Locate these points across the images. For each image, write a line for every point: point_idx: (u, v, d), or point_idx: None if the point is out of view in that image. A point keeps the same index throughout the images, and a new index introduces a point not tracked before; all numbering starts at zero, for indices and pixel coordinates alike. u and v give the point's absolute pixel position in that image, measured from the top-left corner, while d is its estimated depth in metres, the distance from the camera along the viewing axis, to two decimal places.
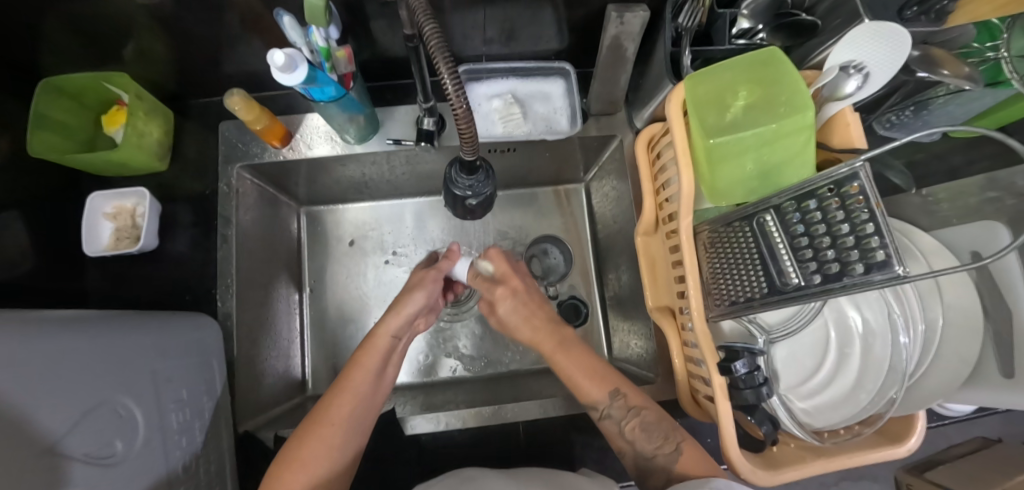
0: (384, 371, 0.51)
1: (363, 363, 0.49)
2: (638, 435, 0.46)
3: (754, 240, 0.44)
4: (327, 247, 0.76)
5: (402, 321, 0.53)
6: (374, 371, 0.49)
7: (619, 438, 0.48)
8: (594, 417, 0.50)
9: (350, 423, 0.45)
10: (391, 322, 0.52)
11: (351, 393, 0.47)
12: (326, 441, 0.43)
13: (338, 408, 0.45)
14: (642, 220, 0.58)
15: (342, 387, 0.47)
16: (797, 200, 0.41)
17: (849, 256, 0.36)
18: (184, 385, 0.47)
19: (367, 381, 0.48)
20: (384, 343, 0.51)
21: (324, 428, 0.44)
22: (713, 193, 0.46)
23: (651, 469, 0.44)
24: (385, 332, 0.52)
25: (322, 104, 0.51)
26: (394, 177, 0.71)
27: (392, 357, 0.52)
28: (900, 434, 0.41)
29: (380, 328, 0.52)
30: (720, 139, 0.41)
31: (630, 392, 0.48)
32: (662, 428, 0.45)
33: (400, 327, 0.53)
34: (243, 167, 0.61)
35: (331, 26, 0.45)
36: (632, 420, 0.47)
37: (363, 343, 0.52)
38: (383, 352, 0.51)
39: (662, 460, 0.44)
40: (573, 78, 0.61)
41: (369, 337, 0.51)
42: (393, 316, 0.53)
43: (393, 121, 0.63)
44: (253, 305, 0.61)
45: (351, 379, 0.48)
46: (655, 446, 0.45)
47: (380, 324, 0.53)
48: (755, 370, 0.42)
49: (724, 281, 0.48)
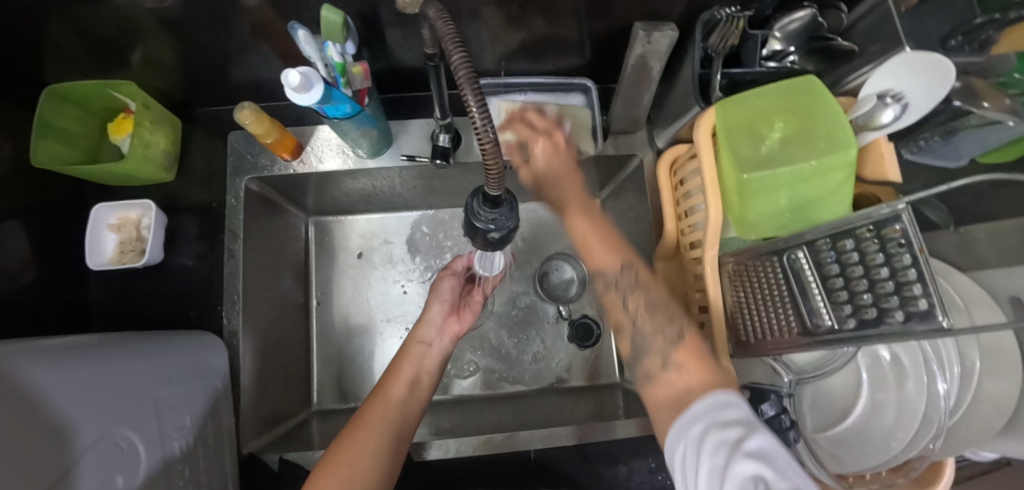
0: (420, 378, 0.53)
1: (399, 370, 0.53)
2: (642, 311, 0.41)
3: (784, 276, 0.42)
4: (334, 258, 0.74)
5: (428, 328, 0.57)
6: (407, 379, 0.52)
7: (619, 310, 0.43)
8: (598, 284, 0.45)
9: (390, 427, 0.47)
10: (420, 329, 0.57)
11: (386, 398, 0.49)
12: (360, 445, 0.45)
13: (375, 412, 0.48)
14: (663, 245, 0.56)
15: (377, 394, 0.50)
16: (832, 238, 0.39)
17: (888, 303, 0.34)
18: (187, 410, 0.46)
19: (404, 388, 0.51)
20: (419, 349, 0.55)
21: (361, 433, 0.46)
22: (742, 226, 0.44)
23: (647, 348, 0.39)
24: (416, 339, 0.56)
25: (336, 121, 0.49)
26: (404, 190, 0.69)
27: (426, 363, 0.55)
28: (929, 479, 0.41)
29: (412, 337, 0.57)
30: (755, 174, 0.39)
31: (639, 273, 0.43)
32: (667, 310, 0.41)
33: (429, 334, 0.57)
34: (251, 179, 0.59)
35: (348, 41, 0.43)
36: (638, 293, 0.42)
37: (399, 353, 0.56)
38: (416, 359, 0.54)
39: (660, 344, 0.39)
40: (593, 95, 0.60)
41: (404, 347, 0.56)
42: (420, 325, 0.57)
43: (406, 135, 0.61)
44: (259, 320, 0.60)
45: (388, 385, 0.51)
46: (657, 325, 0.40)
47: (411, 335, 0.57)
48: (783, 413, 0.41)
49: (750, 316, 0.46)
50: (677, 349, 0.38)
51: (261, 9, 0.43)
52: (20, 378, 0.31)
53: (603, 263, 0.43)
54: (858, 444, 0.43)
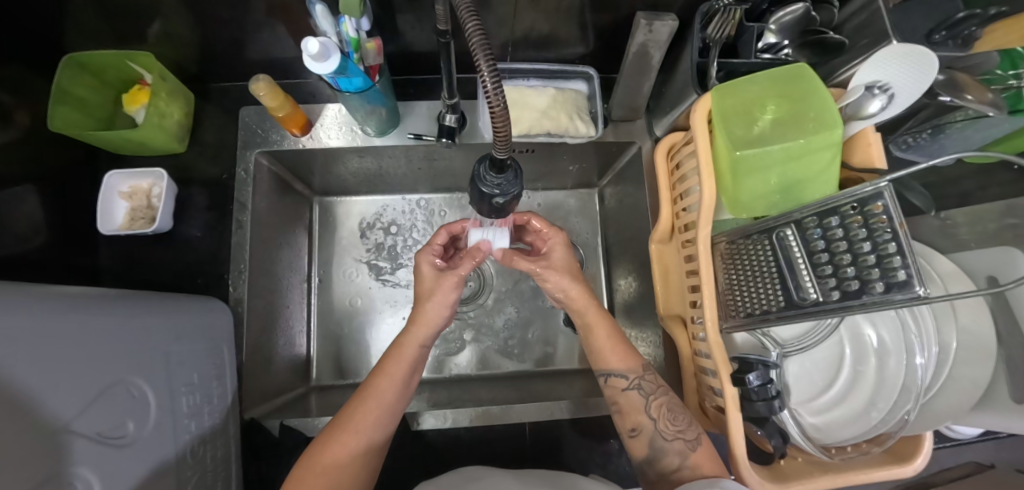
0: (411, 379, 0.51)
1: (390, 371, 0.49)
2: (663, 415, 0.48)
3: (773, 254, 0.44)
4: (337, 237, 0.75)
5: (427, 330, 0.51)
6: (400, 380, 0.49)
7: (640, 413, 0.49)
8: (614, 390, 0.51)
9: (378, 433, 0.46)
10: (416, 331, 0.51)
11: (376, 403, 0.47)
12: (346, 449, 0.44)
13: (363, 415, 0.46)
14: (658, 228, 0.57)
15: (367, 393, 0.47)
16: (819, 216, 0.41)
17: (870, 274, 0.37)
18: (195, 368, 0.47)
19: (394, 390, 0.48)
20: (412, 354, 0.50)
21: (346, 435, 0.44)
22: (734, 206, 0.45)
23: (664, 451, 0.47)
24: (413, 342, 0.51)
25: (347, 95, 0.51)
26: (409, 172, 0.71)
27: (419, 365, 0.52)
28: (907, 454, 0.43)
29: (406, 336, 0.51)
30: (747, 152, 0.40)
31: (650, 376, 0.51)
32: (686, 416, 0.48)
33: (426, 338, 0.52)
34: (261, 152, 0.60)
35: (364, 17, 0.45)
36: (659, 397, 0.49)
37: (389, 349, 0.51)
38: (409, 361, 0.50)
39: (678, 445, 0.46)
40: (595, 83, 0.60)
41: (398, 344, 0.51)
42: (416, 326, 0.51)
43: (412, 116, 0.62)
44: (264, 292, 0.61)
45: (378, 387, 0.47)
46: (676, 429, 0.47)
47: (404, 334, 0.52)
48: (768, 383, 0.43)
49: (740, 294, 0.48)
50: (694, 453, 0.46)
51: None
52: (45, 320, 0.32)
53: (613, 365, 0.51)
54: (840, 416, 0.45)
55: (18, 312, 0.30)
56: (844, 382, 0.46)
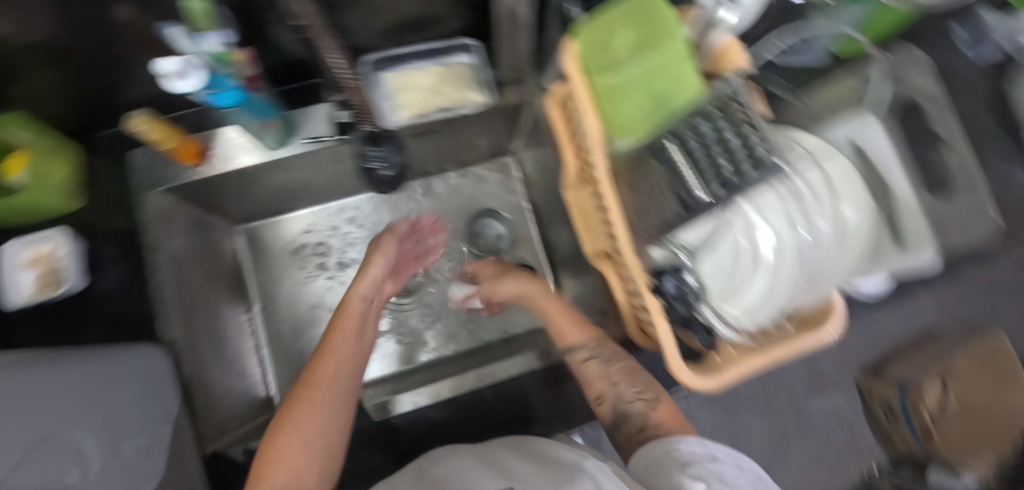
0: (364, 333, 0.53)
1: (342, 326, 0.51)
2: (624, 378, 0.51)
3: (663, 168, 0.47)
4: (271, 261, 0.76)
5: (369, 283, 0.58)
6: (353, 332, 0.51)
7: (602, 380, 0.51)
8: (577, 363, 0.54)
9: (341, 381, 0.46)
10: (360, 286, 0.57)
11: (334, 354, 0.48)
12: (312, 400, 0.42)
13: (322, 367, 0.46)
14: (568, 175, 0.59)
15: (323, 348, 0.48)
16: (690, 125, 0.45)
17: (741, 166, 0.41)
18: (139, 412, 0.46)
19: (349, 340, 0.50)
20: (357, 306, 0.54)
21: (308, 390, 0.43)
22: (619, 132, 0.49)
23: (628, 413, 0.49)
24: (357, 295, 0.56)
25: (228, 110, 0.51)
26: (325, 180, 0.71)
27: (368, 320, 0.55)
28: (818, 323, 0.47)
29: (350, 292, 0.56)
30: (607, 78, 0.44)
31: (606, 345, 0.53)
32: (641, 377, 0.51)
33: (370, 289, 0.58)
34: (165, 191, 0.58)
35: (221, 28, 0.45)
36: (617, 364, 0.52)
37: (337, 308, 0.54)
38: (359, 314, 0.54)
39: (641, 406, 0.49)
40: (477, 54, 0.61)
41: (342, 301, 0.55)
42: (360, 281, 0.57)
43: (310, 120, 0.61)
44: (202, 328, 0.60)
45: (333, 338, 0.49)
46: (637, 390, 0.50)
47: (350, 289, 0.57)
48: (683, 287, 0.48)
49: (646, 213, 0.50)
50: (656, 411, 0.48)
51: (132, 17, 0.45)
52: None
53: (579, 339, 0.54)
54: (757, 300, 0.47)
55: None
56: None
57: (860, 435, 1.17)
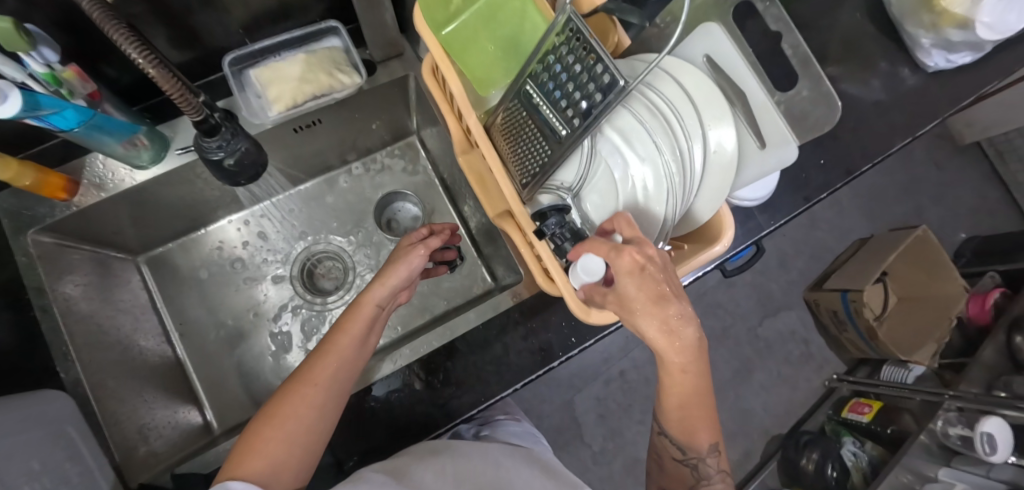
0: (368, 338, 0.50)
1: (349, 329, 0.48)
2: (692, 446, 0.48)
3: (527, 111, 0.47)
4: (181, 286, 0.71)
5: (385, 294, 0.49)
6: (359, 336, 0.48)
7: (678, 465, 0.49)
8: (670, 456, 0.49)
9: (336, 384, 0.46)
10: (376, 293, 0.49)
11: (339, 355, 0.46)
12: (304, 400, 0.44)
13: (321, 366, 0.45)
14: (455, 139, 0.58)
15: (326, 347, 0.47)
16: (540, 60, 0.43)
17: (589, 90, 0.40)
18: (35, 455, 0.43)
19: (353, 346, 0.48)
20: (369, 312, 0.49)
21: (302, 387, 0.44)
22: (483, 86, 0.48)
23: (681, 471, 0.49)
24: (371, 301, 0.49)
25: (72, 133, 0.48)
26: (220, 192, 0.68)
27: (376, 324, 0.51)
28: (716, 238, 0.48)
29: (364, 295, 0.49)
30: (448, 30, 0.43)
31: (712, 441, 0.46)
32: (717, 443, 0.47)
33: (386, 298, 0.50)
34: (39, 231, 0.55)
35: (44, 47, 0.43)
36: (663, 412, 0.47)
37: (347, 307, 0.49)
38: (369, 324, 0.49)
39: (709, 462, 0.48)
40: (344, 34, 0.59)
41: (355, 301, 0.49)
42: (378, 287, 0.48)
43: (181, 133, 0.59)
44: (107, 366, 0.57)
45: (335, 343, 0.47)
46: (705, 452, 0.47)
47: (364, 291, 0.49)
48: (565, 226, 0.46)
49: (524, 161, 0.50)
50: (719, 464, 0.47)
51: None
52: None
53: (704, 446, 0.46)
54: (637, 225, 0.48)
55: None
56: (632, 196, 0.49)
57: (813, 345, 1.25)
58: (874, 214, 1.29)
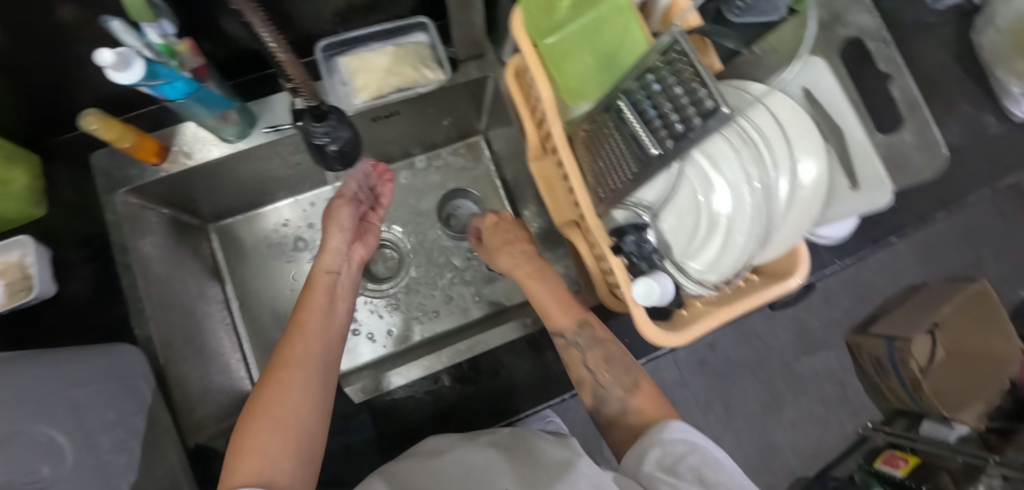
0: (333, 307, 0.52)
1: (310, 303, 0.50)
2: None
3: (616, 127, 0.47)
4: (246, 257, 0.75)
5: (332, 256, 0.55)
6: (324, 307, 0.50)
7: None
8: None
9: (309, 361, 0.44)
10: (323, 260, 0.55)
11: (302, 333, 0.46)
12: (282, 382, 0.41)
13: (291, 350, 0.44)
14: (530, 146, 0.59)
15: (291, 333, 0.47)
16: (637, 79, 0.43)
17: (688, 113, 0.40)
18: (111, 407, 0.47)
19: (317, 319, 0.49)
20: (325, 281, 0.53)
21: (277, 372, 0.42)
22: (574, 97, 0.49)
23: None
24: (321, 270, 0.54)
25: (179, 103, 0.50)
26: (291, 171, 0.70)
27: (337, 293, 0.53)
28: (788, 272, 0.46)
29: (316, 268, 0.54)
30: (553, 40, 0.43)
31: None
32: None
33: (334, 263, 0.55)
34: (127, 191, 0.58)
35: (162, 20, 0.45)
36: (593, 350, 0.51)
37: (305, 287, 0.53)
38: (325, 288, 0.52)
39: None
40: (433, 30, 0.61)
41: (308, 284, 0.53)
42: (322, 254, 0.55)
43: (271, 111, 0.61)
44: (178, 327, 0.59)
45: (303, 319, 0.48)
46: None
47: (314, 266, 0.54)
48: (645, 243, 0.46)
49: (603, 175, 0.50)
50: None
51: (79, 15, 0.44)
52: None
53: None
54: (714, 252, 0.47)
55: None
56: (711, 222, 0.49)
57: (850, 389, 1.20)
58: (932, 262, 1.22)
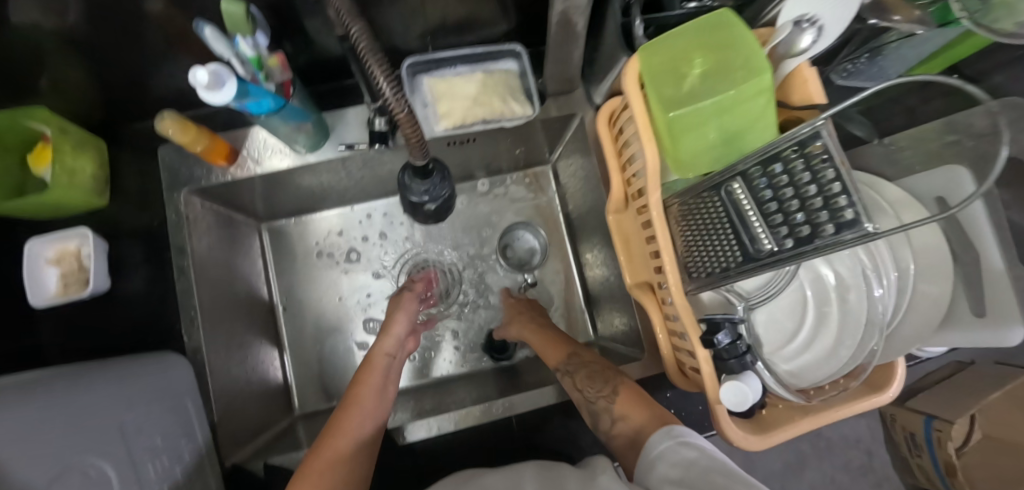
0: (387, 387, 0.53)
1: (367, 380, 0.51)
2: None
3: (724, 208, 0.43)
4: (295, 262, 0.73)
5: (393, 340, 0.57)
6: (378, 386, 0.52)
7: None
8: None
9: (363, 439, 0.46)
10: (384, 343, 0.57)
11: (360, 406, 0.48)
12: (334, 455, 0.43)
13: (349, 420, 0.46)
14: (613, 197, 0.55)
15: (349, 401, 0.49)
16: (762, 165, 0.39)
17: (819, 217, 0.35)
18: (157, 431, 0.45)
19: (374, 396, 0.50)
20: (382, 360, 0.55)
21: (333, 443, 0.43)
22: (681, 168, 0.45)
23: None
24: (381, 351, 0.56)
25: (261, 117, 0.47)
26: (353, 183, 0.68)
27: (391, 375, 0.55)
28: (881, 384, 0.41)
29: (375, 348, 0.56)
30: (680, 112, 0.39)
31: None
32: None
33: (393, 347, 0.57)
34: (190, 191, 0.56)
35: (258, 31, 0.42)
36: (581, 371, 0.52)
37: (361, 365, 0.55)
38: (382, 369, 0.54)
39: None
40: (525, 60, 0.57)
41: (368, 356, 0.55)
42: (384, 337, 0.57)
43: (345, 125, 0.59)
44: (225, 336, 0.58)
45: (359, 394, 0.50)
46: None
47: (374, 346, 0.56)
48: (737, 340, 0.42)
49: (698, 253, 0.47)
50: None
51: (163, 11, 0.40)
52: None
53: None
54: (813, 357, 0.45)
55: None
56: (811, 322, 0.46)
57: None
58: None
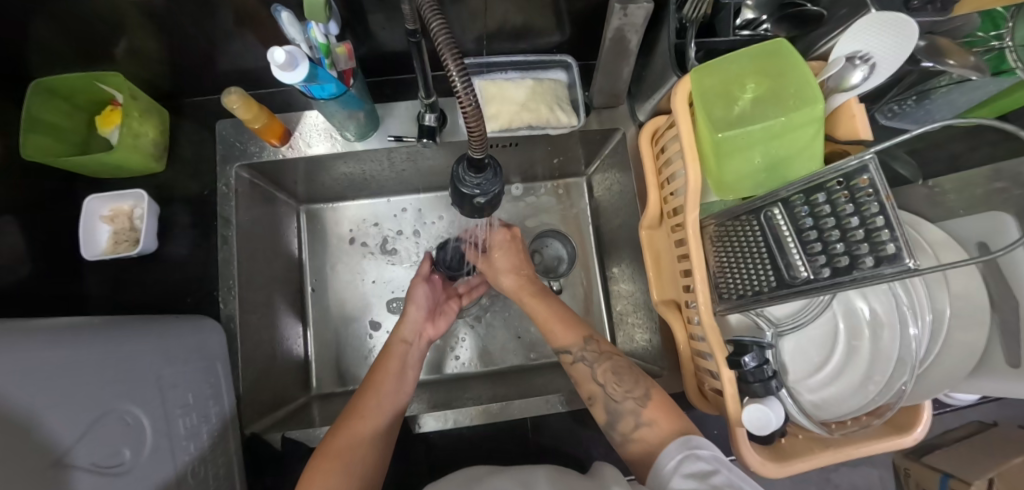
0: (406, 374, 0.54)
1: (386, 366, 0.54)
2: None
3: (762, 233, 0.43)
4: (327, 245, 0.75)
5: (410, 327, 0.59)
6: (396, 372, 0.54)
7: None
8: None
9: (380, 420, 0.48)
10: (403, 328, 0.59)
11: (377, 391, 0.51)
12: (352, 436, 0.46)
13: (367, 403, 0.49)
14: (648, 213, 0.56)
15: (368, 385, 0.51)
16: (805, 194, 0.39)
17: (859, 249, 0.35)
18: (189, 389, 0.47)
19: (392, 381, 0.52)
20: (400, 348, 0.57)
21: (351, 426, 0.46)
22: (723, 188, 0.45)
23: None
24: (398, 338, 0.58)
25: (322, 102, 0.50)
26: (394, 174, 0.70)
27: (410, 362, 0.56)
28: (906, 425, 0.42)
29: (394, 336, 0.58)
30: (728, 134, 0.40)
31: None
32: None
33: (411, 333, 0.59)
34: (241, 166, 0.59)
35: (331, 21, 0.44)
36: (603, 364, 0.52)
37: (382, 351, 0.57)
38: (400, 356, 0.56)
39: None
40: (574, 72, 0.59)
41: (387, 345, 0.57)
42: (402, 322, 0.59)
43: (393, 117, 0.61)
44: (256, 307, 0.60)
45: (377, 380, 0.52)
46: None
47: (393, 333, 0.59)
48: (764, 364, 0.42)
49: (729, 275, 0.47)
50: None
51: None
52: (42, 358, 0.32)
53: None
54: (838, 390, 0.45)
55: (15, 349, 0.30)
56: (840, 355, 0.46)
57: None
58: None
